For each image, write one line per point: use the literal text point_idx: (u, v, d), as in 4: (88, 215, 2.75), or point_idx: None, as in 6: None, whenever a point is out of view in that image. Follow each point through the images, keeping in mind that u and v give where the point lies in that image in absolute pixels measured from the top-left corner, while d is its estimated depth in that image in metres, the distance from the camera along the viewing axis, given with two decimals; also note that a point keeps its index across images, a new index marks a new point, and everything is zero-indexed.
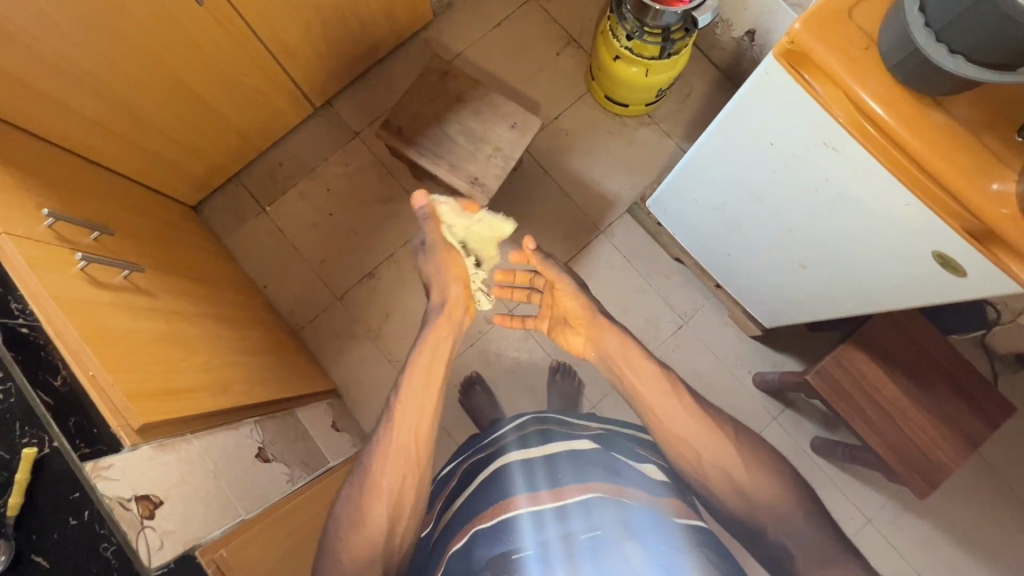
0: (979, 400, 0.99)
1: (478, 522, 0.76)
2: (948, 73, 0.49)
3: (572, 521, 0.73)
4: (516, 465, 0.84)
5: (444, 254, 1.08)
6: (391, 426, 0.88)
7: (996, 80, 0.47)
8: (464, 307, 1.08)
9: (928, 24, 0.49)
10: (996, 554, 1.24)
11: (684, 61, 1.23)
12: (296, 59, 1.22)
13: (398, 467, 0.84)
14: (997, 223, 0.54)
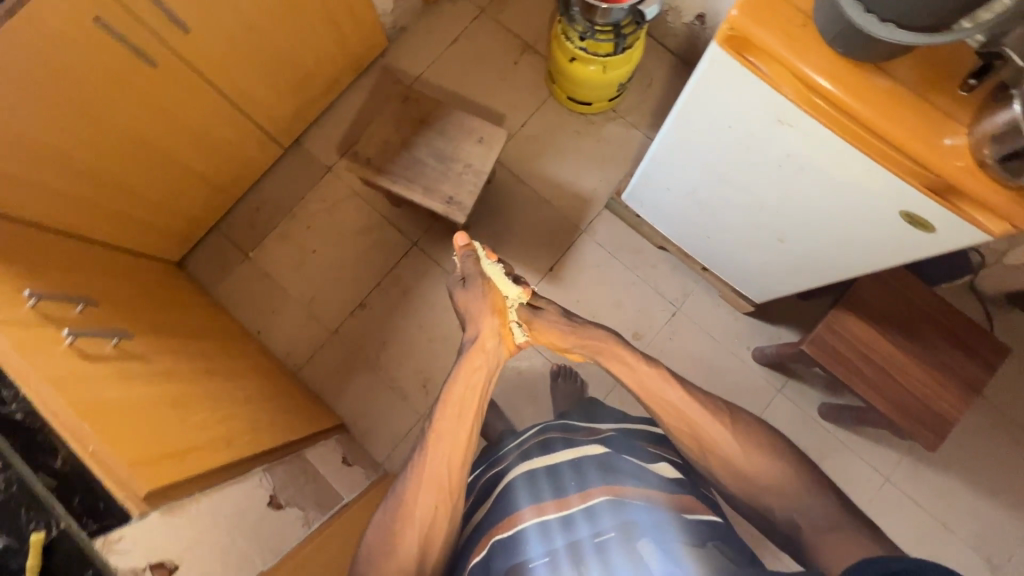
0: (974, 346, 1.00)
1: (494, 535, 0.76)
2: (883, 41, 0.50)
3: (579, 527, 0.73)
4: (520, 480, 0.84)
5: (486, 286, 0.93)
6: (425, 453, 0.80)
7: (927, 42, 0.48)
8: (500, 337, 0.90)
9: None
10: (1017, 494, 1.25)
11: (639, 54, 1.25)
12: (258, 104, 1.23)
13: (430, 497, 0.77)
14: (955, 176, 0.55)
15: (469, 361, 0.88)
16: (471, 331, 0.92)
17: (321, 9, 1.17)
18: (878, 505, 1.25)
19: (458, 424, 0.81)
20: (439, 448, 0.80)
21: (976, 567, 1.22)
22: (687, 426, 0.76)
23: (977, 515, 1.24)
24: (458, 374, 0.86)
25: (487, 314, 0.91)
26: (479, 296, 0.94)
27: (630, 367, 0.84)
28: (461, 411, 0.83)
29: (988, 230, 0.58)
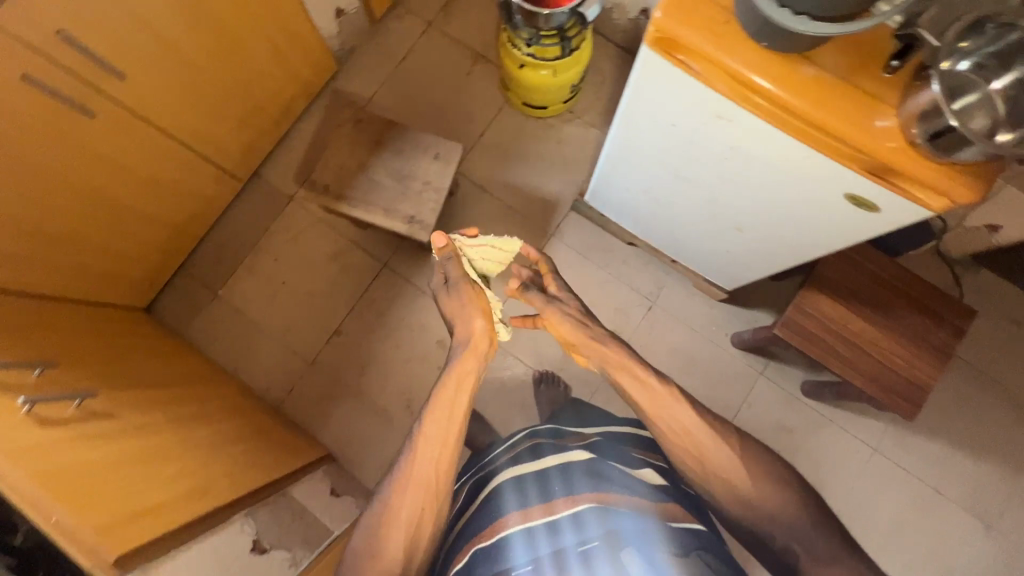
0: (941, 312, 1.02)
1: (476, 542, 0.78)
2: (799, 33, 0.51)
3: (563, 534, 0.74)
4: (507, 484, 0.85)
5: (469, 289, 0.92)
6: (413, 456, 0.80)
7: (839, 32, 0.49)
8: (490, 339, 0.90)
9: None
10: (1001, 450, 1.27)
11: (587, 55, 1.25)
12: (210, 141, 1.22)
13: (417, 498, 0.78)
14: (888, 156, 0.56)
15: (458, 366, 0.87)
16: (458, 333, 0.91)
17: (262, 41, 1.16)
18: (867, 475, 1.27)
19: (446, 426, 0.82)
20: (426, 453, 0.80)
21: (967, 525, 1.24)
22: (694, 449, 0.78)
23: (965, 475, 1.26)
24: (449, 374, 0.86)
25: (475, 317, 0.91)
26: (465, 301, 0.92)
27: (639, 381, 0.83)
28: (450, 416, 0.83)
29: (930, 207, 0.58)
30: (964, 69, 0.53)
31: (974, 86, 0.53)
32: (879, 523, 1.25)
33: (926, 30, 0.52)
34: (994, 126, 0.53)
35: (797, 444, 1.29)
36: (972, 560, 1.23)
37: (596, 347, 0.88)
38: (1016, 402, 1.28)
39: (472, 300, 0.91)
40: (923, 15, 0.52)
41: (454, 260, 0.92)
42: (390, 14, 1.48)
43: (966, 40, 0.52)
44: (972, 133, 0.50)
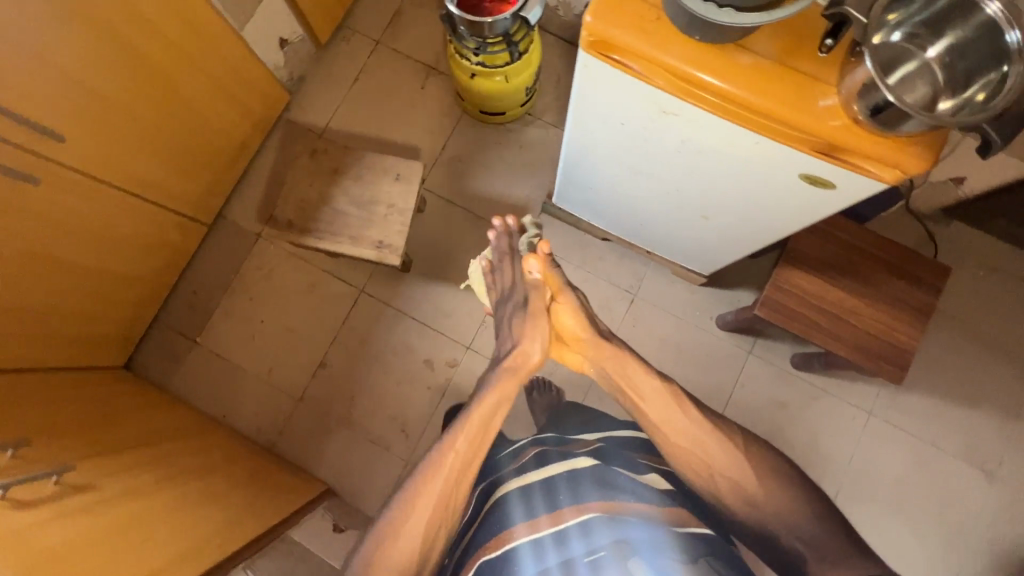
0: (916, 273, 1.02)
1: (484, 554, 0.80)
2: (726, 25, 0.51)
3: (572, 545, 0.78)
4: (513, 494, 0.87)
5: (537, 321, 0.90)
6: (434, 473, 0.82)
7: (766, 20, 0.49)
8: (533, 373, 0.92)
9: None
10: (993, 399, 1.28)
11: (537, 56, 1.24)
12: (167, 189, 1.19)
13: (435, 514, 0.79)
14: (835, 135, 0.56)
15: (498, 388, 0.90)
16: (510, 356, 0.91)
17: (206, 82, 1.14)
18: (867, 440, 1.28)
19: (475, 445, 0.85)
20: (450, 468, 0.82)
21: (970, 477, 1.25)
22: (699, 451, 0.81)
23: (961, 427, 1.27)
24: (490, 393, 0.89)
25: (536, 347, 0.90)
26: (534, 334, 0.90)
27: (639, 389, 0.88)
28: (481, 440, 0.86)
29: (884, 180, 0.58)
30: (899, 40, 0.53)
31: (911, 55, 0.54)
32: (884, 485, 1.26)
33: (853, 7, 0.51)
34: (933, 95, 0.54)
35: (794, 417, 1.29)
36: (978, 511, 1.24)
37: (598, 359, 0.94)
38: (1002, 349, 1.29)
39: (540, 332, 0.90)
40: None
41: (535, 290, 0.90)
42: (336, 38, 1.47)
43: (893, 12, 0.52)
44: (911, 106, 0.50)
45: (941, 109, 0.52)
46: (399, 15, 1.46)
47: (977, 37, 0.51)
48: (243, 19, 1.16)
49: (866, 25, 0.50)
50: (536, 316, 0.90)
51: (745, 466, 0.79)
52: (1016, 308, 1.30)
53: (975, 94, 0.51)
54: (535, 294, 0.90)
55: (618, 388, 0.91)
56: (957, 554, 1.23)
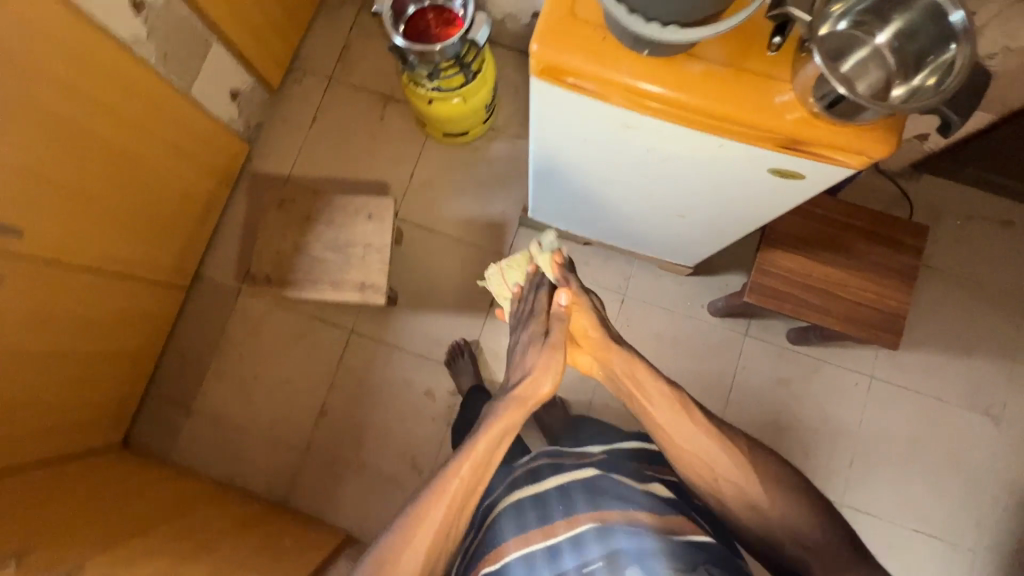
0: (896, 237, 1.03)
1: (483, 568, 0.77)
2: (672, 43, 0.50)
3: (564, 558, 0.74)
4: (505, 510, 0.82)
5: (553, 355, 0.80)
6: (435, 500, 0.72)
7: (711, 36, 0.49)
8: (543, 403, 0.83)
9: (632, 10, 0.49)
10: (988, 343, 1.29)
11: (491, 72, 1.23)
12: (138, 261, 1.17)
13: (433, 543, 0.71)
14: (796, 129, 0.56)
15: (508, 416, 0.78)
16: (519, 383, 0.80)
17: (161, 148, 1.12)
18: (873, 403, 1.29)
19: (479, 472, 0.74)
20: (451, 496, 0.72)
21: (977, 424, 1.27)
22: (702, 461, 0.76)
23: (961, 376, 1.28)
24: (499, 421, 0.77)
25: (546, 382, 0.80)
26: (550, 367, 0.80)
27: (648, 395, 0.80)
28: (488, 465, 0.75)
29: (850, 166, 0.58)
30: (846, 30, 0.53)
31: (860, 42, 0.54)
32: (895, 445, 1.27)
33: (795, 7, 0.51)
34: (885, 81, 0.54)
35: (798, 392, 1.30)
36: (989, 456, 1.25)
37: (607, 362, 0.84)
38: (989, 293, 1.31)
39: (555, 368, 0.80)
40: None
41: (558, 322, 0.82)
42: (286, 80, 1.45)
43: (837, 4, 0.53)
44: (865, 100, 0.51)
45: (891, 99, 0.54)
46: (347, 49, 1.45)
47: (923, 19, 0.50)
48: (189, 78, 1.14)
49: (811, 23, 0.50)
50: (552, 348, 0.81)
51: (749, 470, 0.75)
52: (997, 252, 1.32)
53: (924, 80, 0.52)
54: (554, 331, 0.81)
55: (628, 394, 0.83)
56: (975, 501, 1.24)
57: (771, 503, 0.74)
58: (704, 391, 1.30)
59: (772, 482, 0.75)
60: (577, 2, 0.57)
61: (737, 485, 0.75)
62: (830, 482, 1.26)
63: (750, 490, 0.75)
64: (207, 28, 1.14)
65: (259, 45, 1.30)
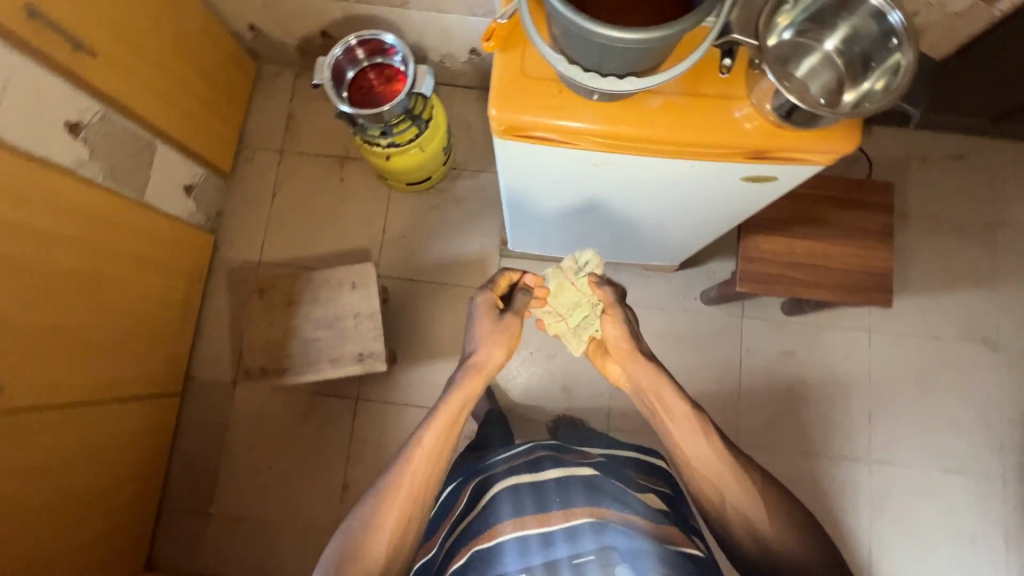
0: (864, 198, 1.06)
1: (473, 546, 0.76)
2: (632, 92, 0.51)
3: (558, 548, 0.72)
4: (502, 493, 0.81)
5: (511, 321, 0.84)
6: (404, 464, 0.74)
7: (668, 80, 0.50)
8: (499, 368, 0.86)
9: (586, 69, 0.49)
10: (970, 275, 1.33)
11: (442, 116, 1.23)
12: (125, 379, 1.13)
13: (405, 507, 0.72)
14: (761, 140, 0.57)
15: (466, 385, 0.81)
16: (475, 352, 0.83)
17: (126, 261, 1.09)
18: (877, 357, 1.31)
19: (444, 439, 0.76)
20: (419, 466, 0.74)
21: (977, 354, 1.30)
22: (706, 482, 0.75)
23: (953, 311, 1.32)
24: (457, 392, 0.80)
25: (500, 348, 0.84)
26: (503, 335, 0.84)
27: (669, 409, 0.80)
28: (452, 429, 0.78)
29: (818, 164, 0.59)
30: (796, 37, 0.56)
31: (811, 48, 0.57)
32: (906, 393, 1.30)
33: (741, 33, 0.53)
34: (837, 86, 0.57)
35: (804, 361, 1.32)
36: (995, 385, 1.29)
37: (633, 374, 0.84)
38: (959, 227, 1.35)
39: (507, 333, 0.84)
40: (732, 24, 0.53)
41: (524, 295, 0.85)
42: (237, 161, 1.42)
43: (781, 15, 0.55)
44: (819, 106, 0.52)
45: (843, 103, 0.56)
46: (292, 118, 1.43)
47: (868, 28, 0.54)
48: (140, 185, 1.11)
49: (758, 46, 0.52)
50: (507, 317, 0.84)
51: (757, 502, 0.73)
52: (959, 187, 1.36)
53: (874, 83, 0.55)
54: (517, 300, 0.85)
55: (649, 408, 0.83)
56: (992, 431, 1.28)
57: (773, 532, 0.72)
58: (715, 381, 1.31)
59: (774, 511, 0.74)
60: (526, 61, 0.57)
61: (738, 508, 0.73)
62: (853, 442, 1.28)
63: (755, 519, 0.73)
64: (148, 132, 1.12)
65: (204, 135, 1.27)
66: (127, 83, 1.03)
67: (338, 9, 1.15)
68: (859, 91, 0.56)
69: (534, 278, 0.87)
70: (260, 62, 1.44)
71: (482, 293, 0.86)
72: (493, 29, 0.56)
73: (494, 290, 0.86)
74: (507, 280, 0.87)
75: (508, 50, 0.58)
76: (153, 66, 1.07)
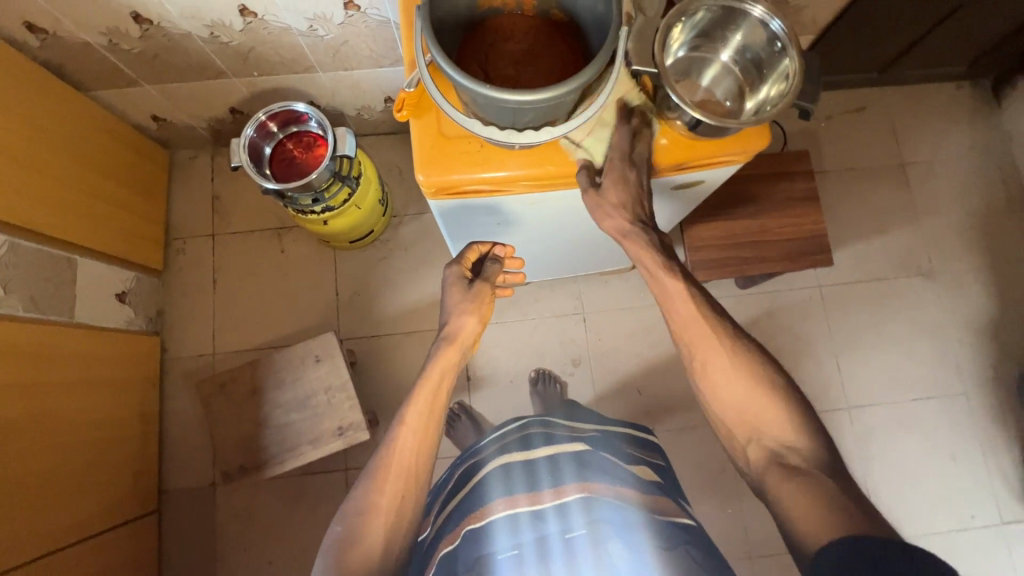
0: (788, 167, 1.11)
1: (465, 525, 0.73)
2: (552, 139, 0.53)
3: (548, 525, 0.73)
4: (492, 475, 0.79)
5: (481, 293, 0.78)
6: (390, 442, 0.71)
7: (584, 122, 0.53)
8: (475, 338, 0.79)
9: (503, 127, 0.52)
10: (893, 215, 1.42)
11: (371, 169, 1.21)
12: (95, 512, 1.05)
13: (396, 487, 0.69)
14: (680, 155, 0.60)
15: (443, 358, 0.76)
16: (448, 324, 0.77)
17: (70, 389, 1.02)
18: (832, 308, 1.38)
19: (429, 416, 0.73)
20: (407, 442, 0.71)
21: (918, 287, 1.39)
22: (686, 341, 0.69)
23: (887, 251, 1.41)
24: (433, 366, 0.75)
25: (471, 318, 0.77)
26: (472, 304, 0.77)
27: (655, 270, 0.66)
28: (435, 407, 0.74)
29: (735, 164, 0.63)
30: (691, 53, 0.61)
31: (709, 60, 0.62)
32: (864, 335, 1.37)
33: (641, 65, 0.57)
34: (740, 92, 0.62)
35: (769, 327, 1.37)
36: (939, 309, 1.38)
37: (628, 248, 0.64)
38: (875, 174, 1.45)
39: (478, 301, 0.78)
40: (631, 57, 0.56)
41: (495, 263, 0.80)
42: (169, 254, 1.36)
43: (676, 36, 0.59)
44: (721, 119, 0.55)
45: (745, 110, 0.61)
46: (217, 199, 1.38)
47: (758, 37, 0.59)
48: (67, 306, 1.05)
49: (658, 72, 0.55)
50: (476, 285, 0.78)
51: (733, 377, 0.67)
52: (865, 138, 1.46)
53: (769, 91, 0.59)
54: (488, 271, 0.79)
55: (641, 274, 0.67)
56: (948, 352, 1.36)
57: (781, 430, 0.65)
58: None
59: (756, 381, 0.67)
60: (442, 122, 0.58)
61: (710, 377, 0.68)
62: (830, 393, 1.34)
63: (731, 394, 0.67)
64: (65, 249, 1.05)
65: (128, 237, 1.21)
66: (31, 205, 0.97)
67: (243, 86, 1.13)
68: (758, 98, 0.61)
69: (504, 247, 0.82)
70: (171, 149, 1.39)
71: (449, 266, 0.80)
72: (403, 99, 0.57)
73: (463, 263, 0.80)
74: (475, 252, 0.81)
75: (423, 115, 0.59)
76: (53, 178, 1.01)
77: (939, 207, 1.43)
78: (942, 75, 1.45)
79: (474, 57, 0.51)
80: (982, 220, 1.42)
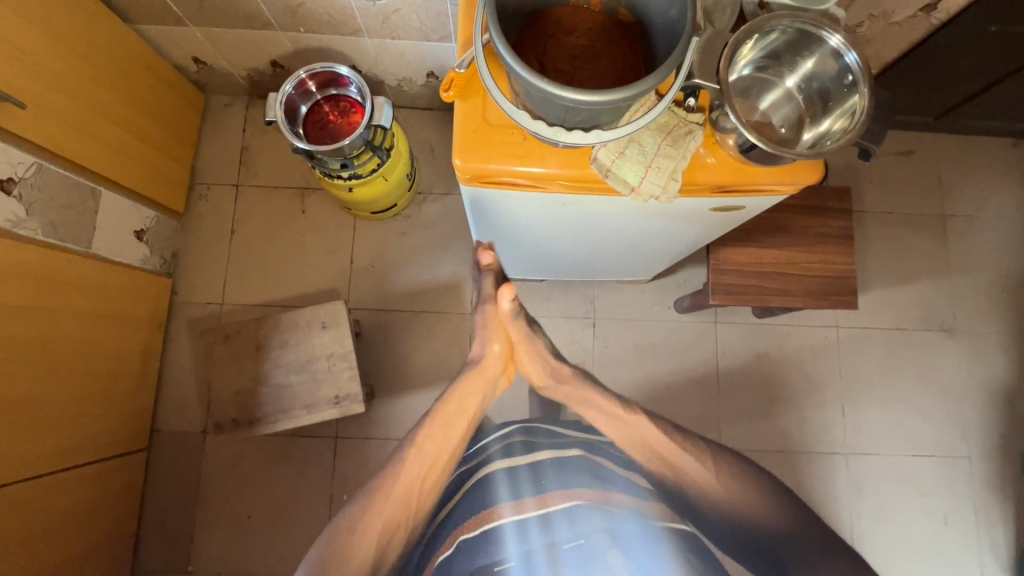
0: (825, 202, 1.09)
1: (461, 533, 0.75)
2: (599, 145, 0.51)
3: (557, 531, 0.73)
4: (498, 476, 0.79)
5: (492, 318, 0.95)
6: (399, 464, 0.81)
7: (636, 127, 0.51)
8: (499, 367, 0.98)
9: (551, 124, 0.50)
10: (924, 267, 1.38)
11: (404, 143, 1.19)
12: (86, 442, 1.06)
13: (392, 514, 0.76)
14: (731, 180, 0.58)
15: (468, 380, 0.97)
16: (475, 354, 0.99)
17: (77, 319, 1.02)
18: (846, 352, 1.35)
19: (438, 448, 0.84)
20: (412, 470, 0.80)
21: (938, 343, 1.36)
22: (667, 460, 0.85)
23: (911, 302, 1.37)
24: (453, 395, 0.93)
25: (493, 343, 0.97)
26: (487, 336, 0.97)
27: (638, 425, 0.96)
28: (444, 440, 0.85)
29: (786, 190, 0.60)
30: (756, 73, 0.59)
31: (772, 83, 0.60)
32: (875, 383, 1.34)
33: (702, 77, 0.54)
34: (799, 122, 0.60)
35: (780, 361, 1.34)
36: (956, 369, 1.35)
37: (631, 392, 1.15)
38: (912, 221, 1.40)
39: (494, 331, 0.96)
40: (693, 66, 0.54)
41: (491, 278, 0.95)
42: (192, 199, 1.36)
43: (745, 51, 0.57)
44: (778, 147, 0.53)
45: (802, 141, 0.59)
46: (246, 149, 1.37)
47: (829, 67, 0.56)
48: (85, 236, 1.05)
49: (720, 89, 0.53)
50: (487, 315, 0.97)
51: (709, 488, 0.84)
52: (908, 183, 1.42)
53: (831, 124, 0.57)
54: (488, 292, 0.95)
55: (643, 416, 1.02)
56: (958, 414, 1.33)
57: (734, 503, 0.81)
58: (694, 388, 1.31)
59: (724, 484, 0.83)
60: (488, 109, 0.57)
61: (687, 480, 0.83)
62: (831, 436, 1.31)
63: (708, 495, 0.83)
64: (90, 179, 1.05)
65: (154, 176, 1.21)
66: (61, 131, 0.97)
67: (287, 40, 1.11)
68: (818, 130, 0.59)
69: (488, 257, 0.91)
70: (207, 93, 1.38)
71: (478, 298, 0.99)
72: (451, 78, 0.55)
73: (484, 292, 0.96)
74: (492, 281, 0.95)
75: (469, 97, 0.57)
76: (87, 109, 1.01)
77: (973, 266, 1.39)
78: (1000, 130, 1.40)
79: (532, 46, 0.49)
80: (1015, 286, 1.38)
